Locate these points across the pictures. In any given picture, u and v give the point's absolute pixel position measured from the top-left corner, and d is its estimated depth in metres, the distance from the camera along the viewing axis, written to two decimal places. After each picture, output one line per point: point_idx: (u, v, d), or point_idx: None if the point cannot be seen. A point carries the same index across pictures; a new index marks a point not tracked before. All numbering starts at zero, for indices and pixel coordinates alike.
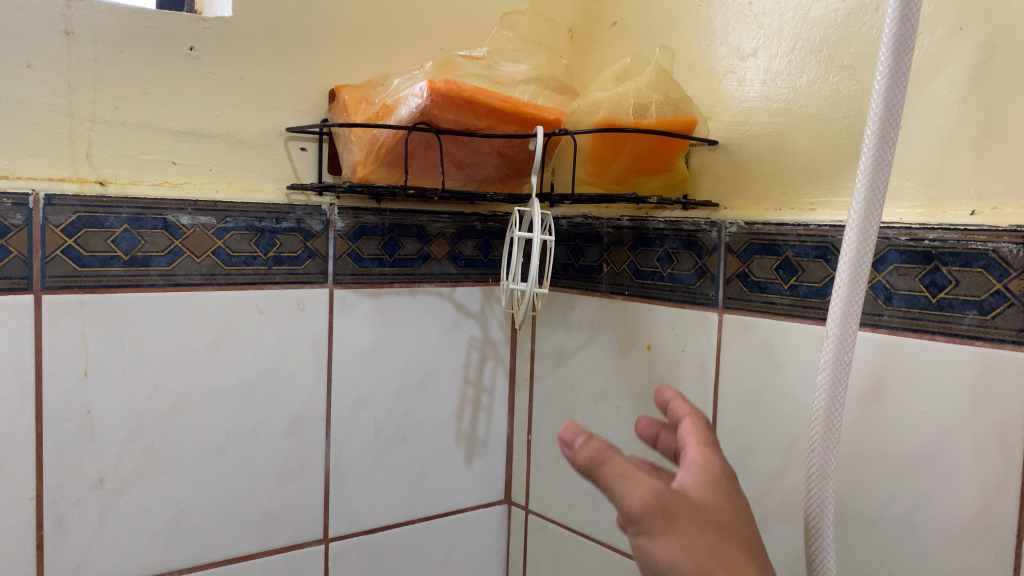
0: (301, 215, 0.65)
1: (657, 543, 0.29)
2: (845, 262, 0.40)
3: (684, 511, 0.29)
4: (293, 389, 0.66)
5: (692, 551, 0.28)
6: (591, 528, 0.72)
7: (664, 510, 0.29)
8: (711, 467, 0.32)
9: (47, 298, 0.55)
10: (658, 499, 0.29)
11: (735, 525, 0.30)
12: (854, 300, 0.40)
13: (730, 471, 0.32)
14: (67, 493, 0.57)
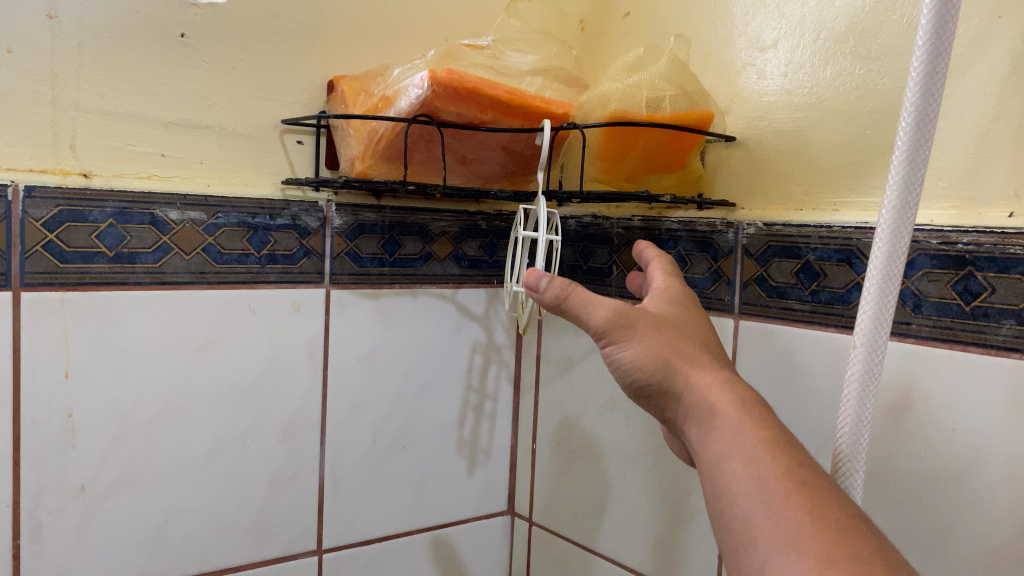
0: (296, 211, 0.62)
1: (621, 348, 0.38)
2: (874, 270, 0.34)
3: (640, 320, 0.39)
4: (286, 393, 0.63)
5: (649, 351, 0.38)
6: (597, 542, 0.69)
7: (625, 322, 0.38)
8: (662, 296, 0.42)
9: (26, 296, 0.52)
10: (615, 316, 0.39)
11: (684, 325, 0.40)
12: (883, 313, 0.35)
13: (684, 298, 0.42)
14: (45, 501, 0.54)
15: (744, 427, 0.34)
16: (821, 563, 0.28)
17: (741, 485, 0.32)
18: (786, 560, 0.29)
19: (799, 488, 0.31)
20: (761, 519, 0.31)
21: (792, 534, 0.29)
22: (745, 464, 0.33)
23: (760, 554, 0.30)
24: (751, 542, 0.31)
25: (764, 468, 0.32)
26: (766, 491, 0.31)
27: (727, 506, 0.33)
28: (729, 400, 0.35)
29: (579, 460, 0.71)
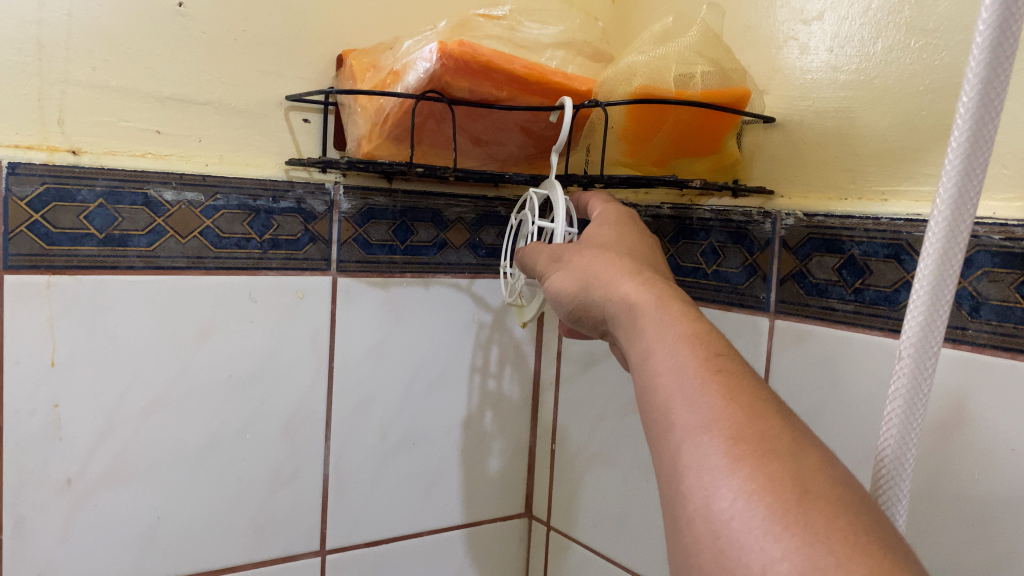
0: (301, 194, 0.58)
1: (556, 280, 0.41)
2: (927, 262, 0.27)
3: (570, 252, 0.41)
4: (287, 387, 0.59)
5: (577, 271, 0.40)
6: (617, 552, 0.64)
7: (559, 257, 0.41)
8: (602, 228, 0.44)
9: (9, 280, 0.49)
10: (552, 262, 0.42)
11: (624, 249, 0.41)
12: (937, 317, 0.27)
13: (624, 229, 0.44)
14: (29, 495, 0.51)
15: (663, 314, 0.33)
16: (725, 436, 0.27)
17: (657, 368, 0.31)
18: (691, 434, 0.28)
19: (710, 368, 0.30)
20: (672, 398, 0.29)
21: (703, 408, 0.28)
22: (663, 347, 0.32)
23: (668, 431, 0.29)
24: (660, 419, 0.30)
25: (680, 351, 0.31)
26: (678, 371, 0.30)
27: (643, 386, 0.32)
28: (650, 293, 0.35)
29: (600, 464, 0.66)
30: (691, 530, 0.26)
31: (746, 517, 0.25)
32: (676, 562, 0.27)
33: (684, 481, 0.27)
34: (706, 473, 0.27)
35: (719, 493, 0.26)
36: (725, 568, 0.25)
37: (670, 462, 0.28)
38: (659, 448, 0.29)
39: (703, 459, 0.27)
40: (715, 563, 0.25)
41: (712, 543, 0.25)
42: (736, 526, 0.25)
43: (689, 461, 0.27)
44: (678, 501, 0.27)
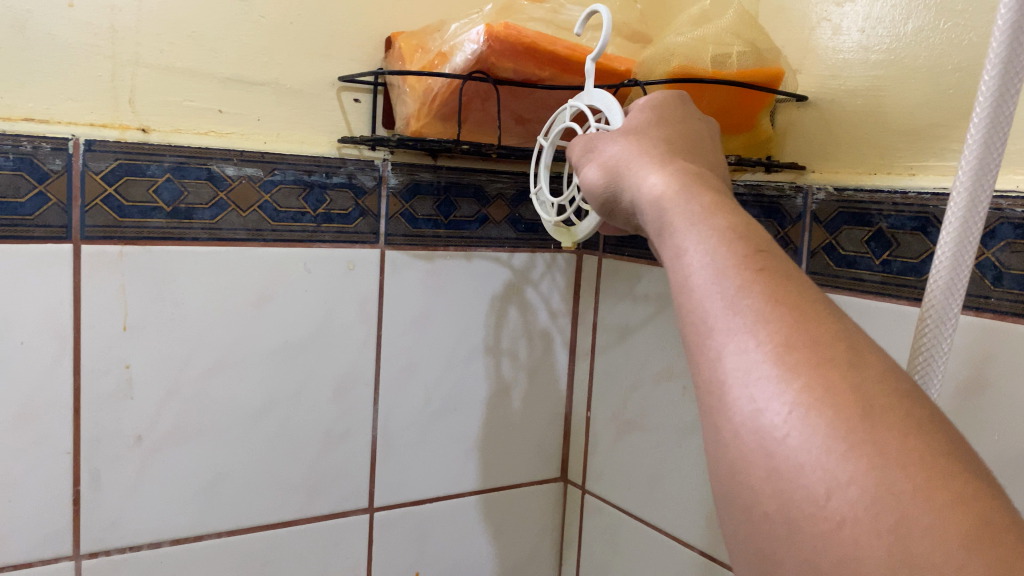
0: (353, 169, 0.62)
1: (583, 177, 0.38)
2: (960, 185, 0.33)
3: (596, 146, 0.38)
4: (339, 353, 0.63)
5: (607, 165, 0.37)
6: (650, 513, 0.67)
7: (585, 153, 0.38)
8: (643, 111, 0.40)
9: (85, 249, 0.53)
10: (608, 163, 0.38)
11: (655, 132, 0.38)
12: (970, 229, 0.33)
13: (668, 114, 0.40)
14: (103, 450, 0.55)
15: (691, 206, 0.31)
16: (775, 344, 0.25)
17: (687, 268, 0.29)
18: (736, 340, 0.26)
19: (749, 266, 0.27)
20: (708, 301, 0.28)
21: (742, 311, 0.26)
22: (692, 246, 0.29)
23: (706, 336, 0.27)
24: (696, 324, 0.28)
25: (713, 248, 0.28)
26: (713, 270, 0.28)
27: (676, 290, 0.30)
28: (686, 185, 0.32)
29: (634, 430, 0.69)
30: (742, 446, 0.25)
31: (806, 437, 0.24)
32: (720, 473, 0.26)
33: (731, 391, 0.26)
34: (758, 387, 0.25)
35: (774, 410, 0.24)
36: (785, 490, 0.24)
37: (713, 370, 0.27)
38: (698, 351, 0.28)
39: (751, 367, 0.25)
40: (772, 484, 0.24)
41: (767, 463, 0.24)
42: (796, 446, 0.24)
43: (735, 370, 0.26)
44: (723, 410, 0.26)
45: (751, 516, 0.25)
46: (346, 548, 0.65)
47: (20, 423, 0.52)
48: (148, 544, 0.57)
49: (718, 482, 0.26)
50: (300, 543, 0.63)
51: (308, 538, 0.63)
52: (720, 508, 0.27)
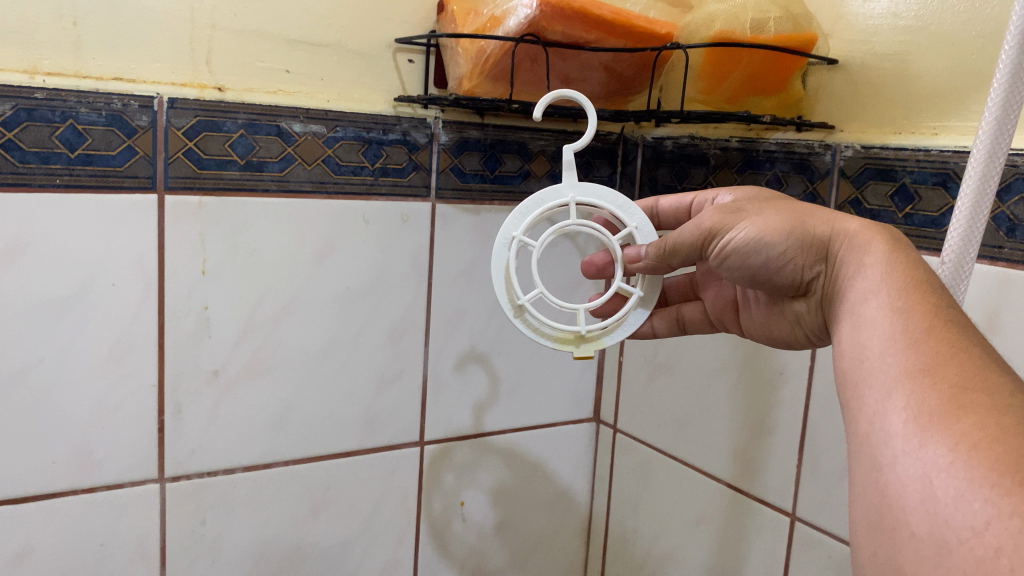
0: (407, 127, 0.66)
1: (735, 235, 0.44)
2: (996, 96, 0.39)
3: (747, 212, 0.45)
4: (394, 299, 0.68)
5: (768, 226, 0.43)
6: (680, 451, 0.73)
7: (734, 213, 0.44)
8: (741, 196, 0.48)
9: (169, 199, 0.57)
10: (720, 214, 0.44)
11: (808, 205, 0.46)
12: (1004, 135, 0.39)
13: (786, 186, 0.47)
14: (185, 384, 0.60)
15: (891, 273, 0.38)
16: (951, 390, 0.31)
17: (882, 327, 0.36)
18: (919, 388, 0.32)
19: (946, 329, 0.34)
20: (896, 355, 0.34)
21: (928, 364, 0.33)
22: (891, 308, 0.36)
23: (887, 383, 0.34)
24: (880, 370, 0.35)
25: (911, 311, 0.35)
26: (907, 328, 0.35)
27: (871, 345, 0.36)
28: (878, 251, 0.40)
29: (664, 373, 0.74)
30: (903, 472, 0.31)
31: (963, 464, 0.28)
32: (880, 499, 0.32)
33: (908, 429, 0.32)
34: (928, 423, 0.31)
35: (938, 445, 0.30)
36: (938, 511, 0.29)
37: (896, 414, 0.33)
38: (883, 401, 0.34)
39: (926, 406, 0.31)
40: (925, 504, 0.29)
41: (924, 487, 0.30)
42: (955, 471, 0.29)
43: (911, 411, 0.32)
44: (899, 447, 0.32)
45: (909, 540, 0.30)
46: (399, 478, 0.71)
47: (112, 358, 0.57)
48: (224, 470, 0.63)
49: (877, 507, 0.32)
50: (358, 472, 0.69)
51: (365, 469, 0.69)
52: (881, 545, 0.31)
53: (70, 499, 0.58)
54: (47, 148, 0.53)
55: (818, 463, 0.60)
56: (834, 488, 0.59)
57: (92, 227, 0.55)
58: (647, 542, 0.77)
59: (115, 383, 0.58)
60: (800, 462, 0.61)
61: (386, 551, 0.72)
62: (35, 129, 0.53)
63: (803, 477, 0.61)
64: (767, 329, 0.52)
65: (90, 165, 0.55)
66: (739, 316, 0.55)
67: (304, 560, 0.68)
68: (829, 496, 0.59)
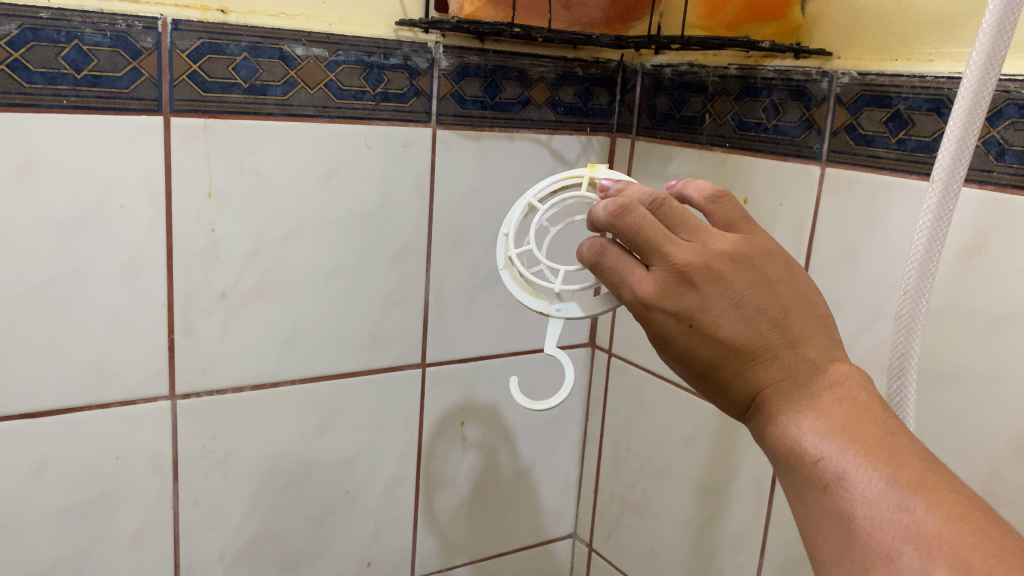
0: (407, 52, 0.66)
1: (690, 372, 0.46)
2: (992, 13, 0.40)
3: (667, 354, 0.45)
4: (397, 224, 0.69)
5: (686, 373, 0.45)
6: (673, 373, 0.75)
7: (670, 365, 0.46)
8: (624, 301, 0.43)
9: (175, 121, 0.58)
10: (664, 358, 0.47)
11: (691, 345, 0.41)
12: (998, 51, 0.40)
13: (659, 281, 0.41)
14: (195, 304, 0.62)
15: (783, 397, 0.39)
16: (868, 572, 0.33)
17: (796, 474, 0.38)
18: (841, 564, 0.35)
19: (836, 467, 0.36)
20: (813, 508, 0.37)
21: (842, 540, 0.35)
22: (793, 446, 0.38)
23: (819, 539, 0.36)
24: (812, 544, 0.37)
25: (807, 454, 0.37)
26: (810, 476, 0.37)
27: (797, 511, 0.38)
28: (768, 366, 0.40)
29: None
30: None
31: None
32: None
33: None
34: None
35: None
36: None
37: None
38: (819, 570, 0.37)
39: None
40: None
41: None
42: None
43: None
44: None
45: None
46: (402, 398, 0.73)
47: (124, 277, 0.59)
48: (233, 389, 0.65)
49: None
50: (362, 392, 0.71)
51: (370, 388, 0.71)
52: None
53: (87, 414, 0.60)
54: (54, 68, 0.54)
55: None
56: None
57: (101, 148, 0.56)
58: (641, 460, 0.80)
59: (127, 302, 0.59)
60: None
61: (390, 468, 0.74)
62: (41, 49, 0.53)
63: None
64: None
65: (97, 86, 0.55)
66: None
67: (312, 474, 0.70)
68: None
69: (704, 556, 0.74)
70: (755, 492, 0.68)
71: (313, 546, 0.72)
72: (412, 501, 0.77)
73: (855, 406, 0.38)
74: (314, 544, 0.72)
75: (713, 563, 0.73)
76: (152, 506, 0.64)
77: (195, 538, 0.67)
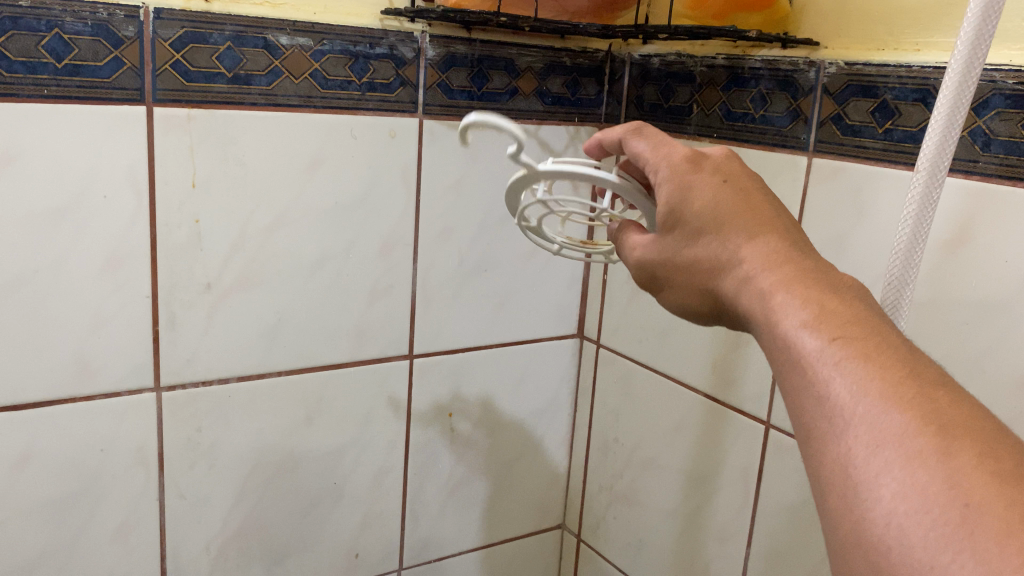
0: (393, 41, 0.65)
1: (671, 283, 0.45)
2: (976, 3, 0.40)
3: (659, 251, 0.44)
4: (384, 214, 0.68)
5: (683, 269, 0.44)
6: (661, 364, 0.75)
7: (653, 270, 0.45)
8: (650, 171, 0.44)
9: (158, 111, 0.57)
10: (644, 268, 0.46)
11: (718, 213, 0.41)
12: (981, 41, 0.40)
13: (693, 150, 0.43)
14: (179, 295, 0.61)
15: (788, 292, 0.37)
16: (866, 443, 0.30)
17: (793, 363, 0.35)
18: (836, 439, 0.31)
19: (842, 352, 0.33)
20: (809, 396, 0.33)
21: (842, 418, 0.31)
22: (792, 336, 0.35)
23: (812, 428, 0.33)
24: (802, 422, 0.33)
25: (810, 340, 0.34)
26: (809, 362, 0.34)
27: (789, 388, 0.35)
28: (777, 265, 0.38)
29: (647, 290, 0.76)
30: (845, 544, 0.30)
31: (904, 536, 0.28)
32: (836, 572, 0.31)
33: (836, 496, 0.31)
34: (858, 485, 0.30)
35: (876, 513, 0.29)
36: None
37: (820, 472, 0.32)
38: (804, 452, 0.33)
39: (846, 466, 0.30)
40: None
41: (870, 563, 0.29)
42: (895, 544, 0.28)
43: (839, 469, 0.31)
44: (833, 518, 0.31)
45: None
46: (390, 389, 0.73)
47: (107, 268, 0.58)
48: (218, 380, 0.65)
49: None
50: (349, 383, 0.71)
51: (357, 379, 0.71)
52: None
53: (71, 406, 0.59)
54: (34, 58, 0.53)
55: None
56: None
57: (83, 138, 0.55)
58: (629, 450, 0.80)
59: (111, 294, 0.59)
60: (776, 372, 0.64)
61: (378, 458, 0.74)
62: (20, 38, 0.53)
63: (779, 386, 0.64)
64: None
65: (78, 75, 0.55)
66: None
67: (299, 465, 0.70)
68: None
69: (692, 546, 0.74)
70: (742, 482, 0.68)
71: (301, 538, 0.72)
72: (399, 492, 0.77)
73: (867, 308, 0.35)
74: (301, 535, 0.72)
75: (700, 553, 0.73)
76: (137, 498, 0.64)
77: (181, 530, 0.66)
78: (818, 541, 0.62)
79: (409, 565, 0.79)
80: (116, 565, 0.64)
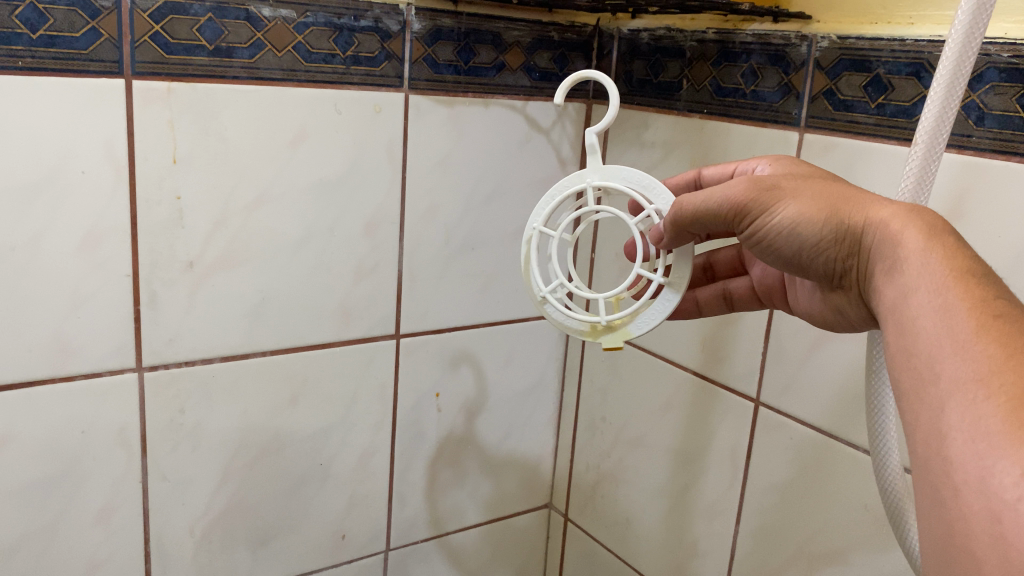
0: (378, 14, 0.64)
1: (777, 208, 0.43)
2: None
3: (781, 183, 0.44)
4: (368, 192, 0.67)
5: (806, 206, 0.43)
6: (649, 343, 0.75)
7: (764, 195, 0.44)
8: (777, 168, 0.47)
9: (137, 84, 0.56)
10: (754, 189, 0.44)
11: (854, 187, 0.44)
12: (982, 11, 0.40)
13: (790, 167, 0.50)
14: (160, 274, 0.60)
15: (930, 267, 0.37)
16: (1006, 399, 0.31)
17: (931, 330, 0.35)
18: (965, 392, 0.32)
19: (995, 328, 0.33)
20: (947, 360, 0.34)
21: (980, 372, 0.32)
22: (934, 305, 0.36)
23: (943, 391, 0.33)
24: (932, 373, 0.34)
25: (957, 311, 0.35)
26: (954, 330, 0.34)
27: (919, 342, 0.36)
28: (912, 241, 0.39)
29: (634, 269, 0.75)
30: (968, 505, 0.31)
31: None
32: (945, 528, 0.32)
33: (960, 444, 0.31)
34: (989, 450, 0.30)
35: (1006, 463, 0.29)
36: (1010, 538, 0.28)
37: (943, 422, 0.33)
38: (927, 402, 0.34)
39: (977, 416, 0.31)
40: (997, 549, 0.29)
41: (992, 525, 0.29)
42: None
43: (965, 434, 0.31)
44: (951, 466, 0.32)
45: (974, 562, 0.30)
46: (375, 369, 0.72)
47: (86, 246, 0.57)
48: (201, 360, 0.64)
49: (941, 537, 0.32)
50: (334, 363, 0.70)
51: (341, 359, 0.70)
52: (944, 561, 0.32)
53: (49, 388, 0.58)
54: (8, 27, 0.51)
55: (783, 349, 0.62)
56: (798, 372, 0.61)
57: (59, 112, 0.54)
58: (617, 429, 0.80)
59: (89, 272, 0.57)
60: (765, 350, 0.64)
61: (364, 439, 0.74)
62: None
63: (768, 363, 0.64)
64: (810, 310, 0.52)
65: (54, 46, 0.53)
66: (788, 294, 0.55)
67: (284, 447, 0.69)
68: (795, 379, 0.62)
69: (679, 524, 0.74)
70: (731, 461, 0.68)
71: (285, 520, 0.72)
72: (385, 472, 0.76)
73: (1011, 294, 0.36)
74: (287, 518, 0.72)
75: (688, 532, 0.73)
76: (118, 481, 0.63)
77: (164, 513, 0.65)
78: (806, 519, 0.62)
79: (396, 546, 0.79)
80: (98, 548, 0.63)
